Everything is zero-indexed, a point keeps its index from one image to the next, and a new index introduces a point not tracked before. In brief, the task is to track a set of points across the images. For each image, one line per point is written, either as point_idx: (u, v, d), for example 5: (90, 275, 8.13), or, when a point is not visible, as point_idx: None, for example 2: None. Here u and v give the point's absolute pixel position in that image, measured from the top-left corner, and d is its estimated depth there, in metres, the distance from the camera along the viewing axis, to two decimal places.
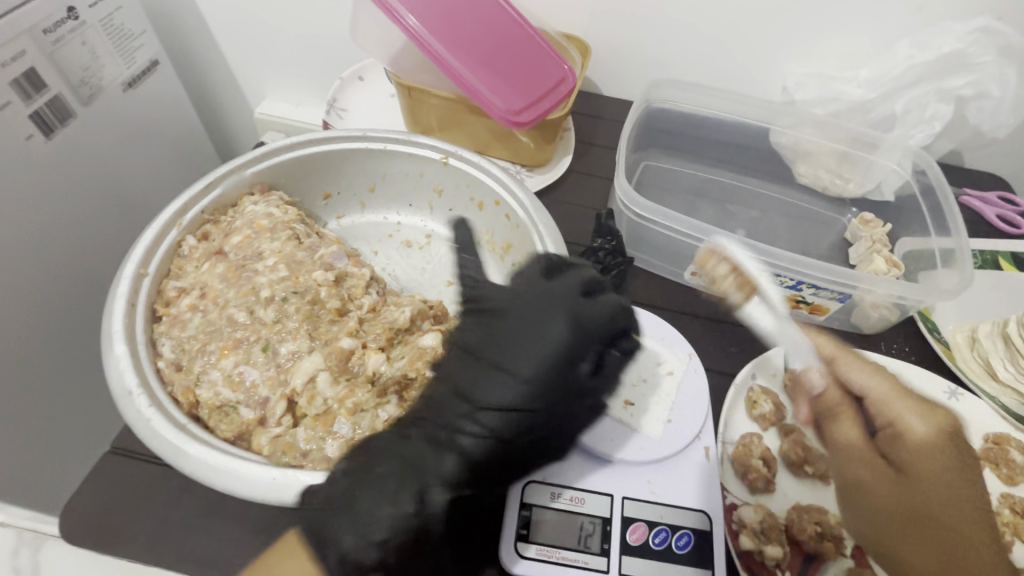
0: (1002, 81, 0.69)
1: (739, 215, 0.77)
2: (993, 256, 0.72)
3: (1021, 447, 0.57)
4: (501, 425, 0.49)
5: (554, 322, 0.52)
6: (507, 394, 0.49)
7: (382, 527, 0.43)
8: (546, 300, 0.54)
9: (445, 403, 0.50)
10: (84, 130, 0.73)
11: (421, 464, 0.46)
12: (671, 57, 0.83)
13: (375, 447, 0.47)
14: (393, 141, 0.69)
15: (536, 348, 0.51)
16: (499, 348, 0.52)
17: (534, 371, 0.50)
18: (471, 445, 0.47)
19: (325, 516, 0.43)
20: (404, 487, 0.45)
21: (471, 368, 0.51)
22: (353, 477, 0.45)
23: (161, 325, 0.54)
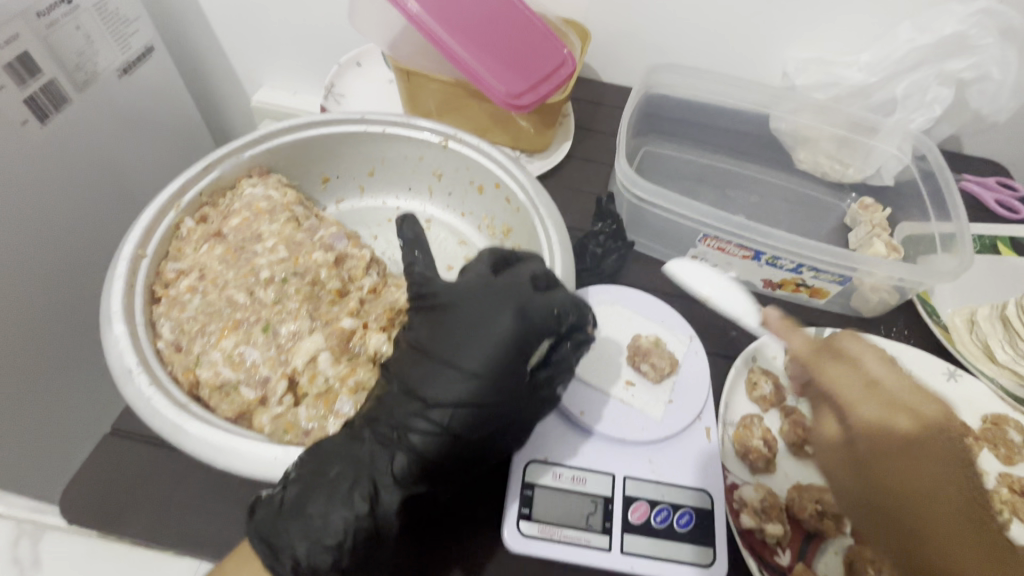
0: (1004, 63, 0.69)
1: (739, 201, 0.77)
2: (992, 240, 0.73)
3: (1019, 428, 0.57)
4: (449, 424, 0.44)
5: (500, 312, 0.45)
6: (449, 393, 0.44)
7: (332, 531, 0.43)
8: (494, 288, 0.47)
9: (392, 399, 0.46)
10: (79, 115, 0.72)
11: (373, 465, 0.45)
12: (671, 42, 0.83)
13: (326, 450, 0.45)
14: (391, 124, 0.68)
15: (482, 342, 0.45)
16: (443, 341, 0.46)
17: (478, 367, 0.44)
18: (418, 444, 0.44)
19: (277, 520, 0.43)
20: (354, 490, 0.44)
21: (414, 364, 0.46)
22: (302, 481, 0.44)
23: (160, 307, 0.54)
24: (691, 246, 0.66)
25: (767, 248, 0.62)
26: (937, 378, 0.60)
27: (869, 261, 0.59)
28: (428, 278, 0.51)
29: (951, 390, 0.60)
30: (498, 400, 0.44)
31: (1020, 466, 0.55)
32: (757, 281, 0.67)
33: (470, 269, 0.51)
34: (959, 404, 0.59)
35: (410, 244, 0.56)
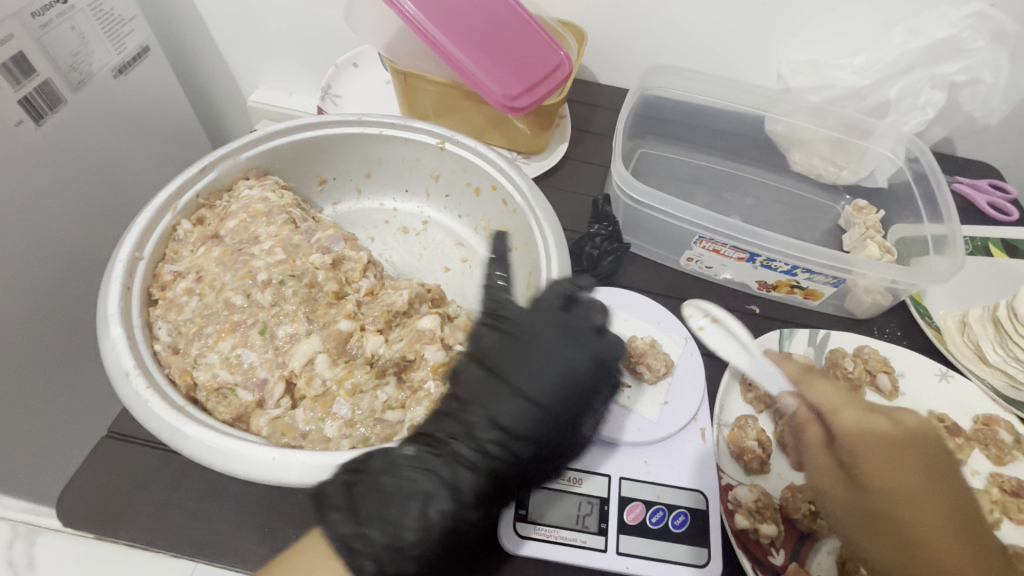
0: (996, 68, 0.70)
1: (735, 202, 0.78)
2: (984, 242, 0.73)
3: (1010, 427, 0.57)
4: (522, 453, 0.48)
5: (576, 353, 0.52)
6: (524, 423, 0.49)
7: (413, 540, 0.43)
8: (567, 328, 0.53)
9: (472, 422, 0.49)
10: (74, 116, 0.72)
11: (453, 482, 0.46)
12: (668, 45, 0.83)
13: (404, 462, 0.46)
14: (388, 126, 0.68)
15: (557, 376, 0.51)
16: (521, 372, 0.51)
17: (549, 401, 0.50)
18: (496, 469, 0.47)
19: (356, 526, 0.43)
20: (434, 503, 0.45)
21: (489, 387, 0.50)
22: (382, 490, 0.44)
23: (157, 309, 0.54)
24: (687, 248, 0.67)
25: (762, 250, 0.62)
26: (928, 378, 0.61)
27: (863, 263, 0.60)
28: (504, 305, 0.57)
29: (942, 391, 0.61)
30: (558, 430, 0.50)
31: (1011, 466, 0.56)
32: (752, 283, 0.67)
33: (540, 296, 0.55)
34: (951, 405, 0.60)
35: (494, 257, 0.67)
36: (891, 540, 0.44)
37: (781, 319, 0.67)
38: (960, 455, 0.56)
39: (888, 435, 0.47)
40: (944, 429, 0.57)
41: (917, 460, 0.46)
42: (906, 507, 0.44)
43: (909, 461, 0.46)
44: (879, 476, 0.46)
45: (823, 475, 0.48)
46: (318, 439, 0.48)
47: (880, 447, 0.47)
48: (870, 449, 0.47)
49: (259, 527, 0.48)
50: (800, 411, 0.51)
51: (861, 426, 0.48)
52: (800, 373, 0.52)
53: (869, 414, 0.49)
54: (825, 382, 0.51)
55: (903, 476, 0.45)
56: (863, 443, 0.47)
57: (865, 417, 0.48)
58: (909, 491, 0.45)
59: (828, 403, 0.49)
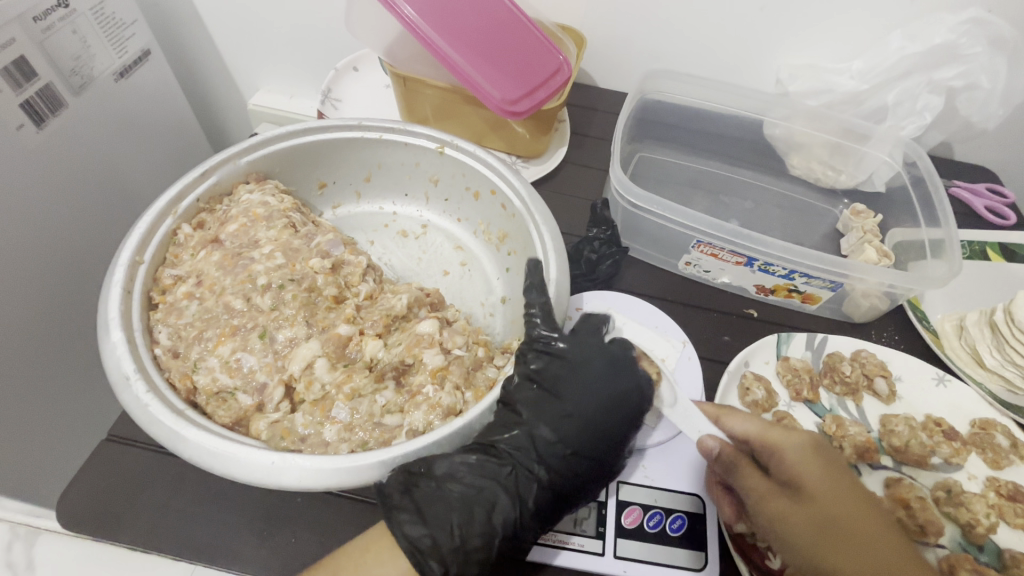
0: (992, 73, 0.70)
1: (733, 206, 0.78)
2: (981, 246, 0.74)
3: (1007, 431, 0.57)
4: (580, 472, 0.48)
5: (625, 379, 0.51)
6: (583, 444, 0.48)
7: (477, 543, 0.42)
8: (614, 355, 0.52)
9: (537, 436, 0.48)
10: (75, 120, 0.73)
11: (519, 492, 0.45)
12: (667, 49, 0.84)
13: (467, 471, 0.45)
14: (387, 131, 0.68)
15: (615, 404, 0.50)
16: (575, 395, 0.50)
17: (606, 425, 0.49)
18: (558, 485, 0.47)
19: (422, 526, 0.42)
20: (499, 509, 0.44)
21: (545, 404, 0.49)
22: (446, 494, 0.43)
23: (158, 313, 0.54)
24: (685, 252, 0.67)
25: (760, 255, 0.62)
26: (925, 382, 0.62)
27: (860, 267, 0.60)
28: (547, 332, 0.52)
29: (939, 394, 0.61)
30: (613, 452, 0.49)
31: (1008, 470, 0.56)
32: (750, 287, 0.68)
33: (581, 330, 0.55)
34: (948, 409, 0.60)
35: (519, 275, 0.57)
36: (855, 560, 0.42)
37: (779, 323, 0.67)
38: (957, 459, 0.56)
39: (812, 450, 0.48)
40: (940, 433, 0.57)
41: (845, 474, 0.47)
42: (847, 533, 0.43)
43: (834, 479, 0.46)
44: (818, 497, 0.45)
45: (776, 513, 0.45)
46: (317, 443, 0.48)
47: (807, 469, 0.47)
48: (804, 471, 0.46)
49: (259, 531, 0.48)
50: (728, 452, 0.49)
51: (789, 449, 0.47)
52: (718, 409, 0.52)
53: (790, 433, 0.49)
54: (740, 414, 0.51)
55: (837, 497, 0.45)
56: (800, 472, 0.46)
57: (790, 439, 0.48)
58: (847, 512, 0.44)
59: (754, 431, 0.49)
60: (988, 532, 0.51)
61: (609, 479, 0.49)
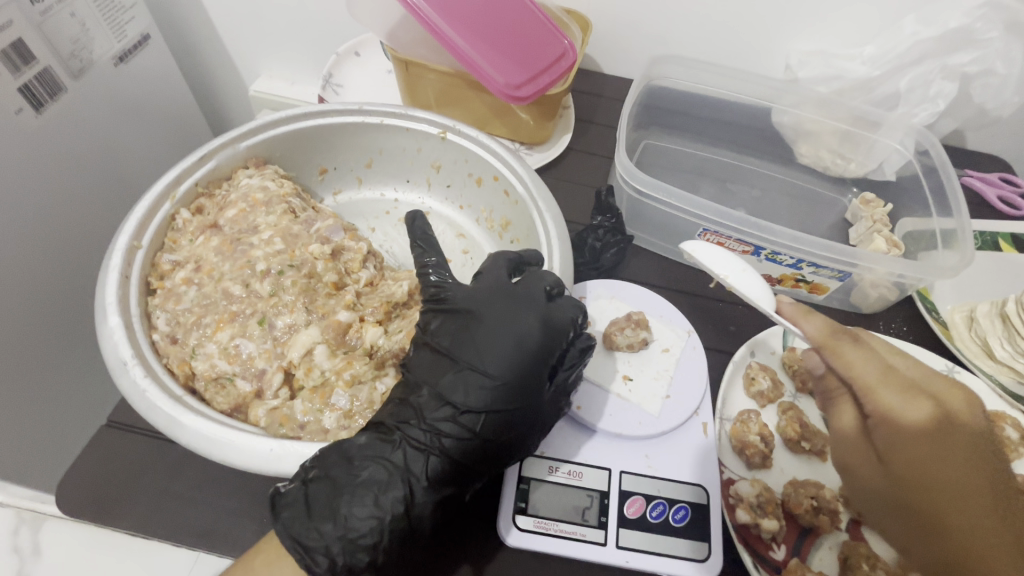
0: (1009, 58, 0.68)
1: (740, 194, 0.77)
2: (993, 237, 0.72)
3: (1017, 424, 0.57)
4: (479, 429, 0.45)
5: (526, 318, 0.48)
6: (474, 397, 0.45)
7: (363, 530, 0.42)
8: (515, 297, 0.49)
9: (421, 403, 0.46)
10: (75, 104, 0.72)
11: (408, 468, 0.44)
12: (674, 34, 0.82)
13: (354, 451, 0.44)
14: (389, 115, 0.67)
15: (510, 348, 0.46)
16: (470, 347, 0.47)
17: (505, 374, 0.45)
18: (449, 448, 0.45)
19: (307, 521, 0.42)
20: (387, 490, 0.43)
21: (440, 366, 0.47)
22: (333, 484, 0.43)
23: (156, 298, 0.53)
24: (691, 240, 0.66)
25: (767, 244, 0.61)
26: None
27: (869, 257, 0.59)
28: (444, 282, 0.52)
29: None
30: (512, 402, 0.45)
31: (1016, 462, 0.55)
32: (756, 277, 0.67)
33: (487, 273, 0.52)
34: None
35: (420, 243, 0.56)
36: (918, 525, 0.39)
37: None
38: None
39: (933, 417, 0.39)
40: None
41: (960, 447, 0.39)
42: (939, 502, 0.38)
43: (959, 456, 0.39)
44: (922, 474, 0.38)
45: (848, 455, 0.42)
46: (316, 430, 0.48)
47: (912, 434, 0.39)
48: (908, 436, 0.39)
49: (259, 517, 0.48)
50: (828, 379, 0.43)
51: (896, 409, 0.39)
52: (827, 337, 0.41)
53: (910, 395, 0.40)
54: (859, 351, 0.41)
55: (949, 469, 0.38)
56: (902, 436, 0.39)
57: (900, 394, 0.40)
58: (952, 482, 0.38)
59: (861, 377, 0.40)
60: None
61: (518, 433, 0.46)
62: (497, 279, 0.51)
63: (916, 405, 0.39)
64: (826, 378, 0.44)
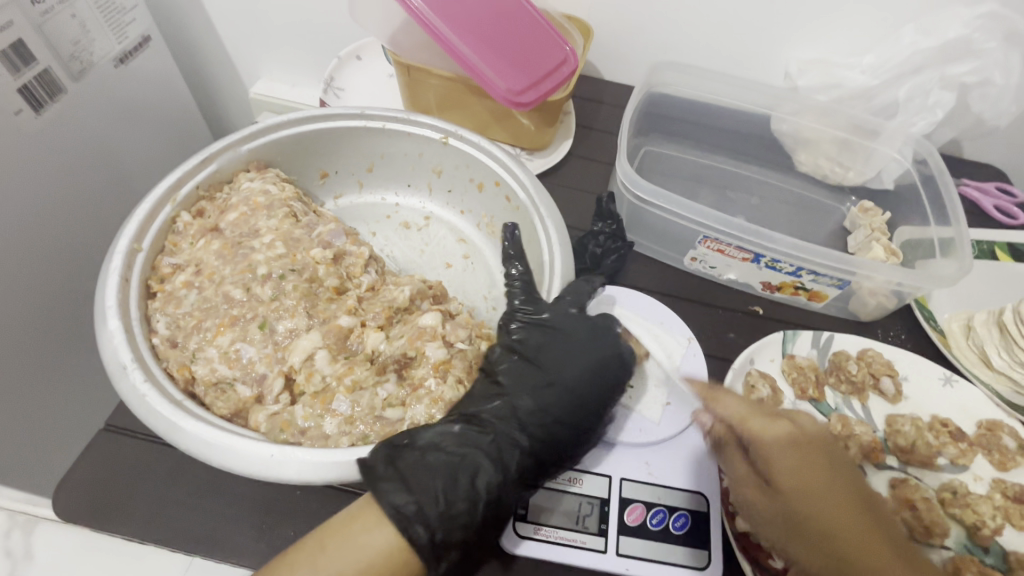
0: (1007, 68, 0.69)
1: (740, 202, 0.77)
2: (990, 246, 0.73)
3: (1013, 433, 0.57)
4: (563, 438, 0.49)
5: (606, 346, 0.53)
6: (562, 410, 0.50)
7: (464, 508, 0.42)
8: (596, 322, 0.55)
9: (512, 402, 0.49)
10: (74, 105, 0.72)
11: (500, 458, 0.46)
12: (675, 41, 0.82)
13: (451, 436, 0.45)
14: (391, 120, 0.67)
15: (594, 368, 0.52)
16: (557, 364, 0.52)
17: (590, 390, 0.51)
18: (537, 447, 0.48)
19: (410, 493, 0.41)
20: (483, 474, 0.44)
21: (527, 374, 0.51)
22: (434, 461, 0.43)
23: (156, 302, 0.53)
24: (691, 247, 0.66)
25: (767, 251, 0.62)
26: (932, 383, 0.61)
27: (868, 265, 0.59)
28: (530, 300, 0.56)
29: (946, 395, 0.60)
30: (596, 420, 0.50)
31: (1014, 471, 0.56)
32: (756, 284, 0.67)
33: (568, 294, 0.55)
34: (954, 410, 0.60)
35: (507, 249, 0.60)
36: (810, 542, 0.42)
37: (784, 320, 0.67)
38: (963, 460, 0.56)
39: (791, 436, 0.46)
40: (947, 434, 0.57)
41: (828, 467, 0.45)
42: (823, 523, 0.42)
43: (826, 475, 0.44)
44: (799, 490, 0.43)
45: (745, 489, 0.46)
46: (317, 436, 0.48)
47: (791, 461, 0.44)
48: (782, 459, 0.45)
49: (258, 523, 0.48)
50: (715, 427, 0.49)
51: (764, 435, 0.46)
52: (703, 388, 0.49)
53: (775, 419, 0.47)
54: (730, 393, 0.48)
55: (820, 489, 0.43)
56: (777, 460, 0.45)
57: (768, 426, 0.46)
58: (824, 497, 0.43)
59: (736, 415, 0.47)
60: (994, 534, 0.51)
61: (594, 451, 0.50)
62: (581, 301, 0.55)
63: (778, 428, 0.46)
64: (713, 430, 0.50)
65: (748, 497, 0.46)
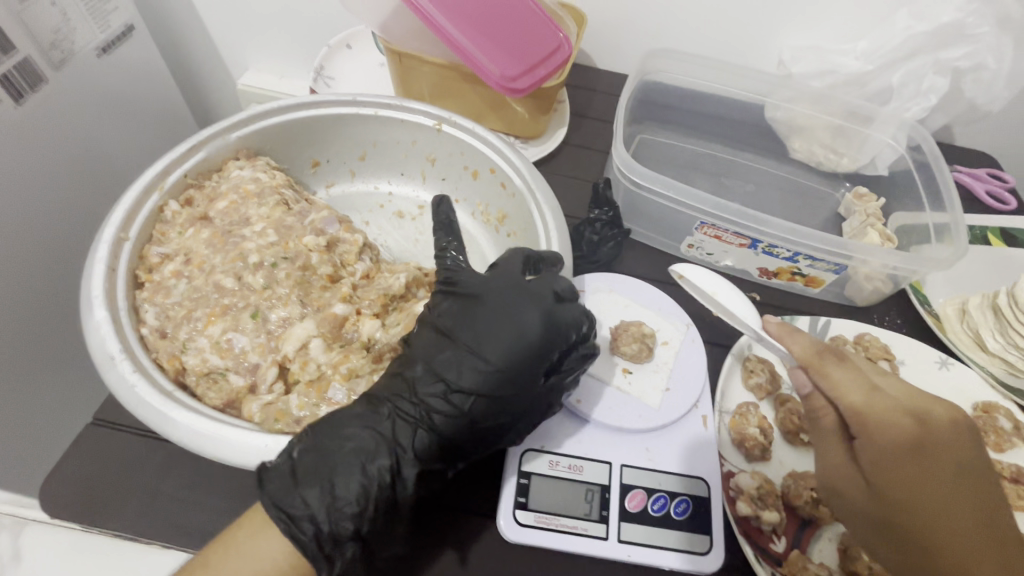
0: (999, 54, 0.69)
1: (734, 189, 0.77)
2: (983, 231, 0.73)
3: (1009, 414, 0.57)
4: (468, 410, 0.45)
5: (530, 313, 0.47)
6: (469, 380, 0.45)
7: (350, 498, 0.41)
8: (522, 289, 0.49)
9: (415, 378, 0.47)
10: (56, 96, 0.70)
11: (394, 438, 0.44)
12: (670, 28, 0.82)
13: (344, 420, 0.44)
14: (383, 107, 0.66)
15: (508, 338, 0.46)
16: (470, 330, 0.47)
17: (501, 362, 0.45)
18: (439, 424, 0.45)
19: (293, 489, 0.41)
20: (373, 459, 0.43)
21: (439, 347, 0.47)
22: (319, 449, 0.43)
23: (144, 292, 0.52)
24: (688, 234, 0.66)
25: (763, 237, 0.61)
26: (929, 366, 0.61)
27: (863, 250, 0.59)
28: (458, 267, 0.52)
29: (943, 378, 0.60)
30: (505, 392, 0.46)
31: (1009, 452, 0.56)
32: (753, 269, 0.67)
33: (502, 264, 0.52)
34: (952, 392, 0.60)
35: (443, 228, 0.56)
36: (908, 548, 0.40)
37: (780, 306, 0.67)
38: None
39: (911, 432, 0.41)
40: None
41: (934, 464, 0.41)
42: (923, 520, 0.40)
43: (932, 462, 0.41)
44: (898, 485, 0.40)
45: (837, 478, 0.43)
46: None
47: (894, 453, 0.41)
48: (885, 448, 0.41)
49: None
50: (812, 398, 0.44)
51: (859, 405, 0.42)
52: (811, 356, 0.45)
53: (874, 394, 0.42)
54: (843, 370, 0.44)
55: (920, 476, 0.40)
56: (882, 450, 0.41)
57: (882, 413, 0.42)
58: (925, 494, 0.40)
59: (846, 397, 0.42)
60: None
61: (508, 422, 0.47)
62: (511, 271, 0.51)
63: (874, 400, 0.42)
64: (811, 399, 0.44)
65: (839, 487, 0.43)
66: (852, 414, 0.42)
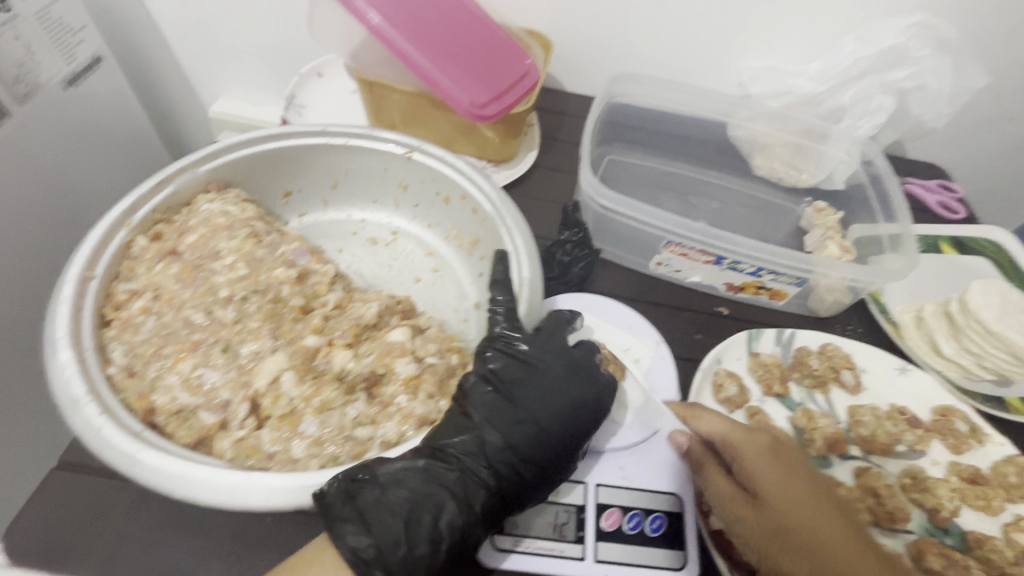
0: (939, 74, 0.73)
1: (701, 207, 0.79)
2: (935, 240, 0.76)
3: (965, 417, 0.60)
4: (530, 476, 0.48)
5: (583, 383, 0.51)
6: (531, 447, 0.48)
7: (424, 552, 0.43)
8: (574, 359, 0.52)
9: (483, 441, 0.48)
10: (21, 131, 0.69)
11: (468, 499, 0.46)
12: (633, 53, 0.85)
13: (411, 472, 0.45)
14: (354, 136, 0.67)
15: (566, 407, 0.50)
16: (529, 399, 0.50)
17: (560, 430, 0.49)
18: (506, 489, 0.47)
19: (367, 534, 0.42)
20: (445, 515, 0.44)
21: (500, 409, 0.49)
22: (386, 498, 0.44)
23: (112, 330, 0.52)
24: (656, 252, 0.68)
25: (728, 254, 0.63)
26: (888, 373, 0.63)
27: (823, 263, 0.62)
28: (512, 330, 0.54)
29: (902, 384, 0.63)
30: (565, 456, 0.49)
31: (967, 454, 0.58)
32: (720, 285, 0.69)
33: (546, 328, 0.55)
34: (910, 398, 0.62)
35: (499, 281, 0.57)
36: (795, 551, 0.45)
37: (747, 319, 0.69)
38: (920, 446, 0.59)
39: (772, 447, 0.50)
40: (904, 421, 0.59)
41: (800, 473, 0.49)
42: (802, 521, 0.46)
43: (794, 474, 0.49)
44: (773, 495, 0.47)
45: (729, 504, 0.48)
46: (285, 460, 0.47)
47: (764, 467, 0.49)
48: (753, 468, 0.49)
49: (227, 555, 0.46)
50: (693, 447, 0.52)
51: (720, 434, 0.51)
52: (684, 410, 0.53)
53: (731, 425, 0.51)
54: (713, 415, 0.52)
55: (787, 489, 0.48)
56: (756, 466, 0.49)
57: (744, 436, 0.51)
58: (798, 501, 0.47)
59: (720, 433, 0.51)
60: (952, 515, 0.54)
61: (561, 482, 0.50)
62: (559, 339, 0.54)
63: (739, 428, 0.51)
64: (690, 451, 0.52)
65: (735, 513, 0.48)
66: (723, 441, 0.51)
